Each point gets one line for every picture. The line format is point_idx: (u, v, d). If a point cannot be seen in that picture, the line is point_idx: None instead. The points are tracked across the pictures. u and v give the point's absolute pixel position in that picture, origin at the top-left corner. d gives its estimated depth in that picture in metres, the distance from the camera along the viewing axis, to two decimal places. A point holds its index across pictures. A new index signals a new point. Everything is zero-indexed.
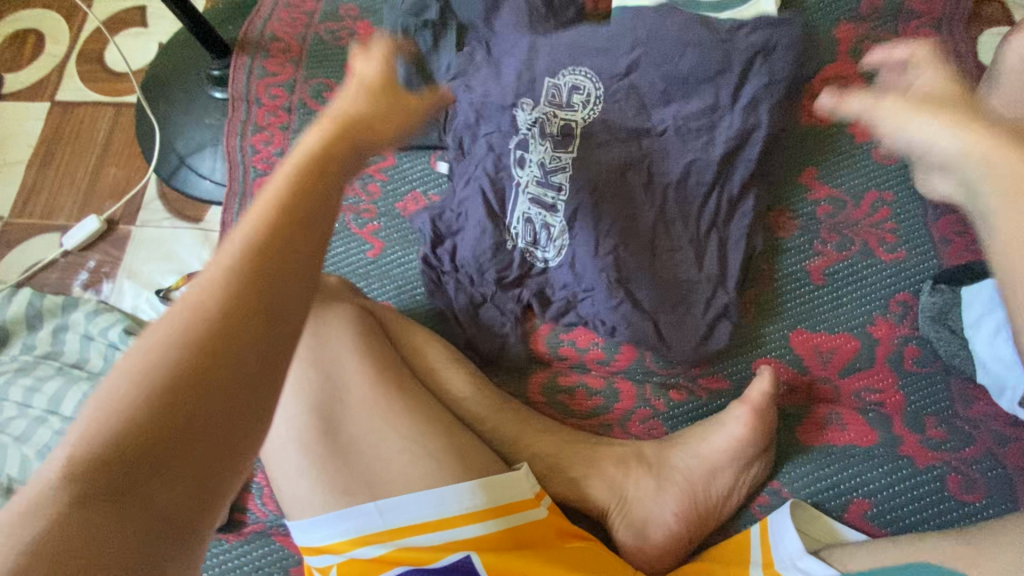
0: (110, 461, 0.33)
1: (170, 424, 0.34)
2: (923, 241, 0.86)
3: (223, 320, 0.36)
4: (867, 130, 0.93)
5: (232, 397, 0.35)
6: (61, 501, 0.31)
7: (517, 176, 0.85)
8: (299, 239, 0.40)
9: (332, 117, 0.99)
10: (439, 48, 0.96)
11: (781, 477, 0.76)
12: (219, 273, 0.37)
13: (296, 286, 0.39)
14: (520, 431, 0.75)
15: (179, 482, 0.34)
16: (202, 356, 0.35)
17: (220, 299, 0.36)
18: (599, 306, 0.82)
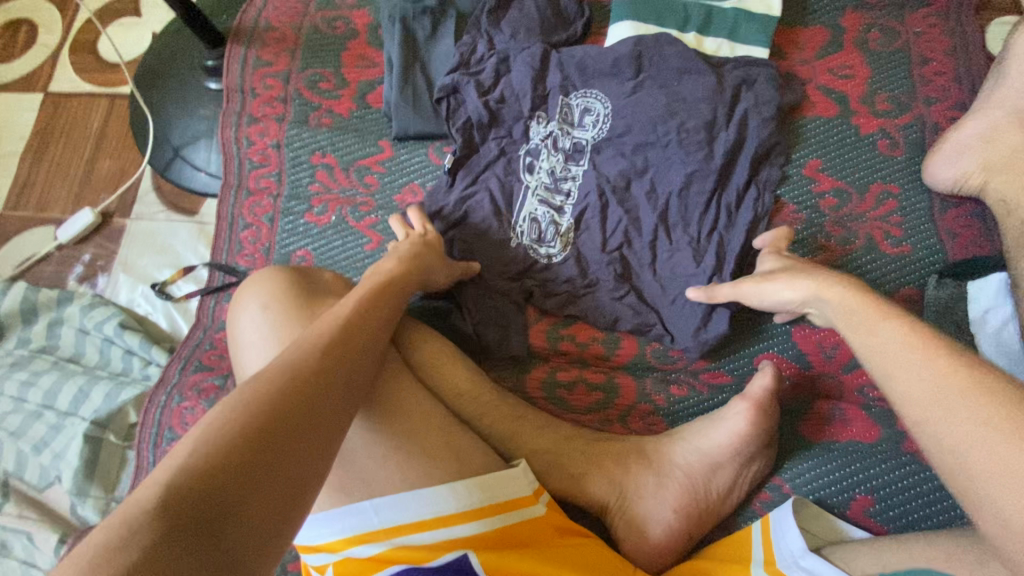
0: (196, 500, 0.39)
1: (251, 477, 0.41)
2: (929, 234, 0.85)
3: (294, 406, 0.46)
4: (873, 121, 0.91)
5: (299, 466, 0.44)
6: (152, 532, 0.36)
7: (527, 180, 0.88)
8: (348, 362, 0.53)
9: (329, 108, 0.98)
10: (437, 37, 0.94)
11: (783, 473, 0.75)
12: (288, 374, 0.49)
13: (343, 392, 0.51)
14: (518, 427, 0.74)
15: (250, 512, 0.41)
16: (278, 429, 0.44)
17: (292, 391, 0.47)
18: (604, 300, 0.83)
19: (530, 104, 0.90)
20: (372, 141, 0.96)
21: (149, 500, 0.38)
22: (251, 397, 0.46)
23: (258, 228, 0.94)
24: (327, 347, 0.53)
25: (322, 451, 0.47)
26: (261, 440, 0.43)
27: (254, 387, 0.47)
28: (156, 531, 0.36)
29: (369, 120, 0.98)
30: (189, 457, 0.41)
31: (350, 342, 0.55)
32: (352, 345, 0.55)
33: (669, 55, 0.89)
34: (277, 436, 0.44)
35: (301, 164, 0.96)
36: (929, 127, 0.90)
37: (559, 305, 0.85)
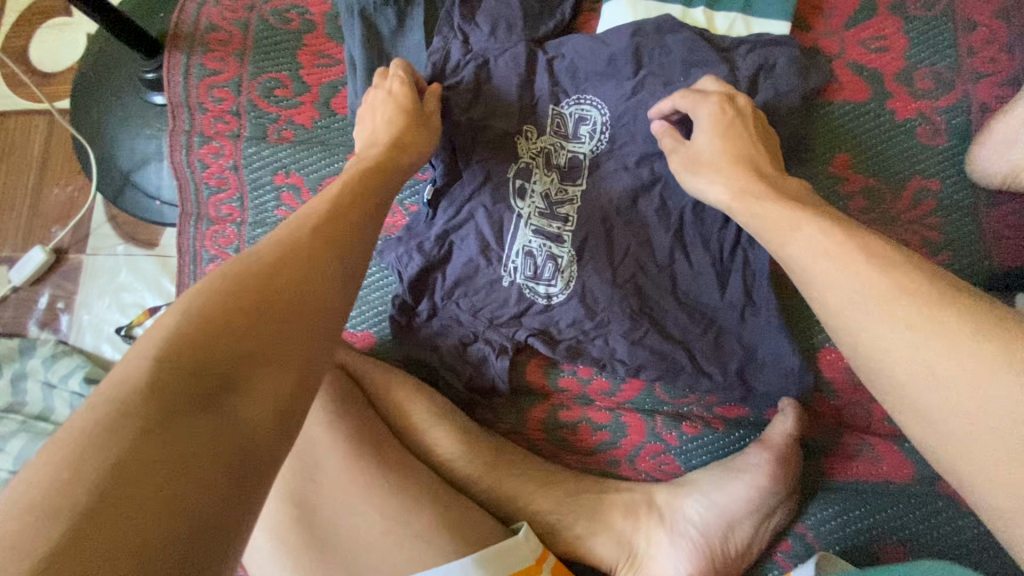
0: (186, 382, 0.39)
1: (244, 359, 0.42)
2: (972, 237, 0.75)
3: (273, 299, 0.45)
4: (911, 104, 0.79)
5: (295, 342, 0.45)
6: (147, 413, 0.37)
7: (517, 206, 0.79)
8: (332, 252, 0.51)
9: (288, 119, 0.87)
10: (406, 31, 0.82)
11: (806, 519, 0.69)
12: (260, 266, 0.47)
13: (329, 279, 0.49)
14: (519, 487, 0.69)
15: (250, 392, 0.41)
16: (257, 319, 0.44)
17: (267, 284, 0.46)
18: (617, 342, 0.76)
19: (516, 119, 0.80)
20: (340, 155, 0.86)
21: (137, 379, 0.38)
22: (223, 292, 0.44)
23: (223, 260, 0.86)
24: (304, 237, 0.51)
25: (315, 333, 0.46)
26: (240, 329, 0.43)
27: (223, 280, 0.45)
28: (145, 419, 0.36)
29: (336, 130, 0.87)
30: (173, 337, 0.40)
31: (329, 233, 0.52)
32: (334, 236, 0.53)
33: (672, 45, 0.78)
34: (257, 327, 0.43)
35: (263, 187, 0.86)
36: (975, 108, 0.78)
37: (570, 345, 0.78)
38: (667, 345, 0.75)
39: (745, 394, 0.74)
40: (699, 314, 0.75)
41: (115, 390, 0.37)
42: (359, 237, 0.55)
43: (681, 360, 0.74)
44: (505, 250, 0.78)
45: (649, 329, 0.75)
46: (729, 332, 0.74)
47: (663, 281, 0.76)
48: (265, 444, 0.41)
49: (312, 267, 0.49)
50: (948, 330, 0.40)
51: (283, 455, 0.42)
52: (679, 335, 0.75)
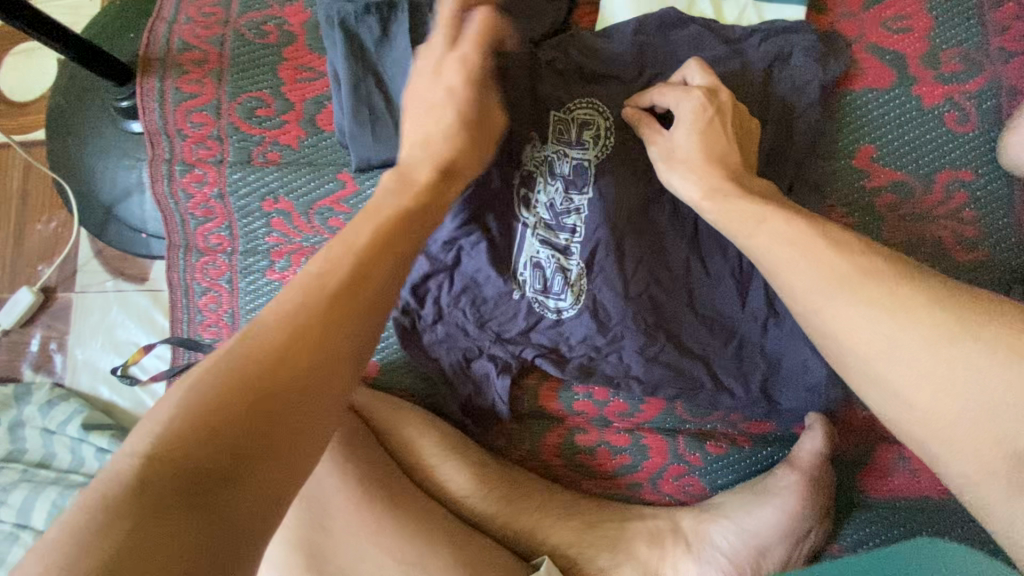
0: (173, 483, 0.36)
1: (241, 453, 0.38)
2: (1007, 231, 0.70)
3: (277, 384, 0.40)
4: (939, 88, 0.73)
5: (299, 432, 0.40)
6: (123, 525, 0.34)
7: (520, 216, 0.73)
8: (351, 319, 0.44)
9: (274, 140, 0.82)
10: (390, 39, 0.76)
11: (841, 539, 0.66)
12: (268, 339, 0.41)
13: (343, 354, 0.43)
14: (538, 521, 0.65)
15: (244, 492, 0.37)
16: (258, 405, 0.39)
17: (273, 363, 0.40)
18: (633, 359, 0.71)
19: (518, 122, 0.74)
20: (330, 175, 0.82)
21: (124, 476, 0.35)
22: (226, 373, 0.39)
23: (217, 292, 0.83)
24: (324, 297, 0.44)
25: (322, 417, 0.42)
26: (237, 422, 0.38)
27: (228, 356, 0.40)
28: (125, 528, 0.33)
29: (324, 149, 0.82)
30: (169, 426, 0.37)
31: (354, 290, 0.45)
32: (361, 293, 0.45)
33: (676, 42, 0.73)
34: (258, 420, 0.39)
35: (252, 213, 0.82)
36: (1006, 91, 0.73)
37: (580, 364, 0.73)
38: (686, 360, 0.70)
39: (769, 408, 0.70)
40: (718, 326, 0.70)
41: (100, 495, 0.35)
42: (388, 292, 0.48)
43: (700, 375, 0.70)
44: (513, 266, 0.73)
45: (666, 345, 0.70)
46: (751, 344, 0.69)
47: (679, 292, 0.70)
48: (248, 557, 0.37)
49: (327, 340, 0.43)
50: (916, 316, 0.46)
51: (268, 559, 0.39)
52: (698, 349, 0.70)
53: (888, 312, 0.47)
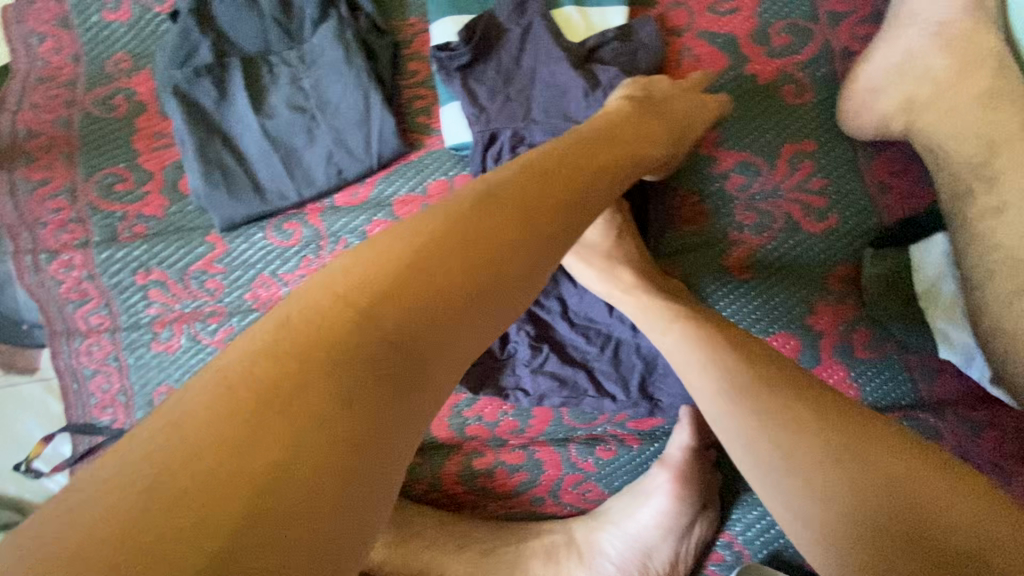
0: (339, 352, 0.35)
1: (406, 338, 0.37)
2: (856, 194, 0.70)
3: (443, 289, 0.38)
4: (771, 64, 0.74)
5: (459, 334, 0.39)
6: (285, 371, 0.34)
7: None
8: (521, 234, 0.41)
9: (138, 213, 0.81)
10: (229, 99, 0.77)
11: (733, 527, 0.66)
12: (429, 235, 0.40)
13: (509, 266, 0.41)
14: (432, 557, 0.66)
15: (393, 382, 0.36)
16: (433, 290, 0.38)
17: (445, 267, 0.39)
18: (522, 372, 0.70)
19: (380, 158, 0.77)
20: (198, 239, 0.81)
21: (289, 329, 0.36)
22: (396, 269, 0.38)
23: (106, 372, 0.82)
24: (493, 203, 0.42)
25: (484, 321, 0.40)
26: (399, 321, 0.37)
27: (384, 247, 0.39)
28: (276, 378, 0.34)
29: (189, 213, 0.81)
30: (345, 292, 0.37)
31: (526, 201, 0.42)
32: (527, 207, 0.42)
33: (506, 59, 0.74)
34: (413, 325, 0.37)
35: (127, 288, 0.81)
36: (837, 55, 0.73)
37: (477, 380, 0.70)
38: (568, 368, 0.70)
39: (651, 407, 0.70)
40: (593, 331, 0.71)
41: (272, 336, 0.35)
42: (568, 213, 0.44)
43: (582, 383, 0.69)
44: None
45: (550, 354, 0.69)
46: (626, 346, 0.70)
47: (552, 302, 0.71)
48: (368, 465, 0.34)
49: (490, 251, 0.40)
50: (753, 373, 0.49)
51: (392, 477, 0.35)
52: (579, 357, 0.70)
53: (720, 368, 0.51)
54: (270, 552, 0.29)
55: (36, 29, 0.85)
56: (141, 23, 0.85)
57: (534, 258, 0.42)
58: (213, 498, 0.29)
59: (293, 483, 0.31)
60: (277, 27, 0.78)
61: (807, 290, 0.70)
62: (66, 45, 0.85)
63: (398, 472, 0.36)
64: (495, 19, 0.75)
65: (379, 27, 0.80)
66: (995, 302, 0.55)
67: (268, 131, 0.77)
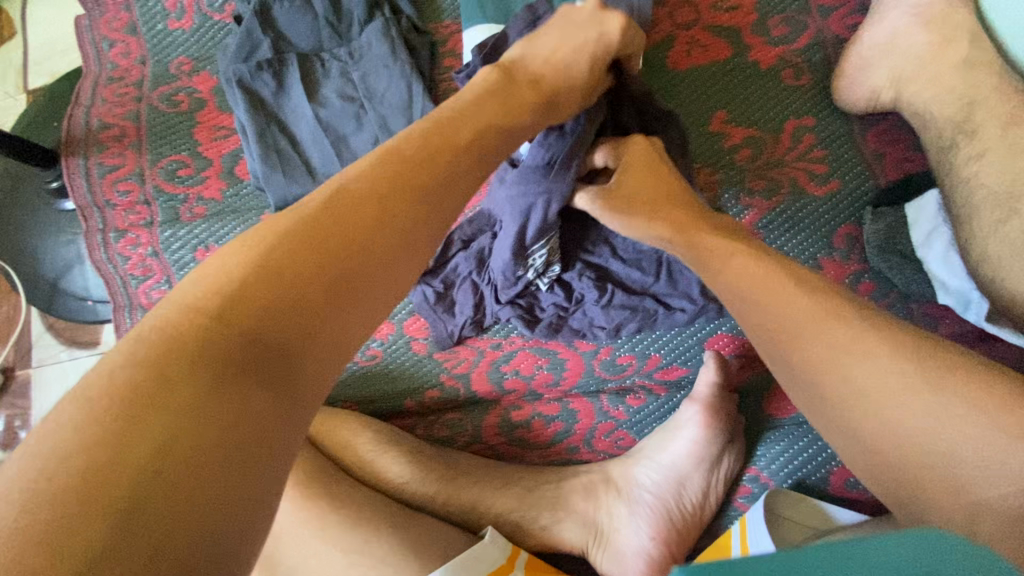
0: (204, 349, 0.40)
1: (264, 332, 0.42)
2: (854, 160, 0.78)
3: (299, 288, 0.44)
4: (771, 51, 0.83)
5: (325, 320, 0.45)
6: (147, 373, 0.37)
7: (527, 250, 0.71)
8: (377, 233, 0.49)
9: (199, 196, 0.89)
10: (285, 90, 0.85)
11: (758, 461, 0.71)
12: (287, 244, 0.45)
13: (365, 263, 0.48)
14: (478, 494, 0.71)
15: (259, 371, 0.41)
16: (290, 287, 0.44)
17: (308, 260, 0.45)
18: (593, 311, 0.76)
19: None
20: (254, 219, 0.88)
21: (150, 337, 0.40)
22: (259, 278, 0.43)
23: None
24: (348, 210, 0.48)
25: (348, 308, 0.46)
26: (264, 318, 0.42)
27: (240, 253, 0.45)
28: (144, 380, 0.37)
29: (245, 195, 0.89)
30: (212, 292, 0.42)
31: (377, 208, 0.49)
32: (384, 212, 0.49)
33: None
34: (274, 319, 0.43)
35: (186, 264, 0.88)
36: (831, 42, 0.82)
37: (547, 326, 0.78)
38: (634, 298, 0.75)
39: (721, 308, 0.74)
40: (646, 261, 0.75)
41: (134, 347, 0.39)
42: (428, 213, 0.52)
43: (649, 308, 0.74)
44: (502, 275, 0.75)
45: (615, 290, 0.75)
46: (677, 265, 0.74)
47: (602, 248, 0.76)
48: (246, 448, 0.38)
49: (347, 248, 0.47)
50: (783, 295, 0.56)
51: (278, 455, 0.40)
52: (638, 287, 0.75)
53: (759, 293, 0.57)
54: (172, 524, 0.33)
55: (108, 36, 0.95)
56: (201, 28, 0.94)
57: (392, 248, 0.50)
58: (111, 468, 0.33)
59: (172, 465, 0.35)
60: (329, 28, 0.87)
61: (846, 217, 0.77)
62: (134, 49, 0.94)
63: (287, 448, 0.40)
64: (505, 32, 0.78)
65: (418, 27, 0.89)
66: (983, 230, 0.64)
67: (321, 119, 0.85)
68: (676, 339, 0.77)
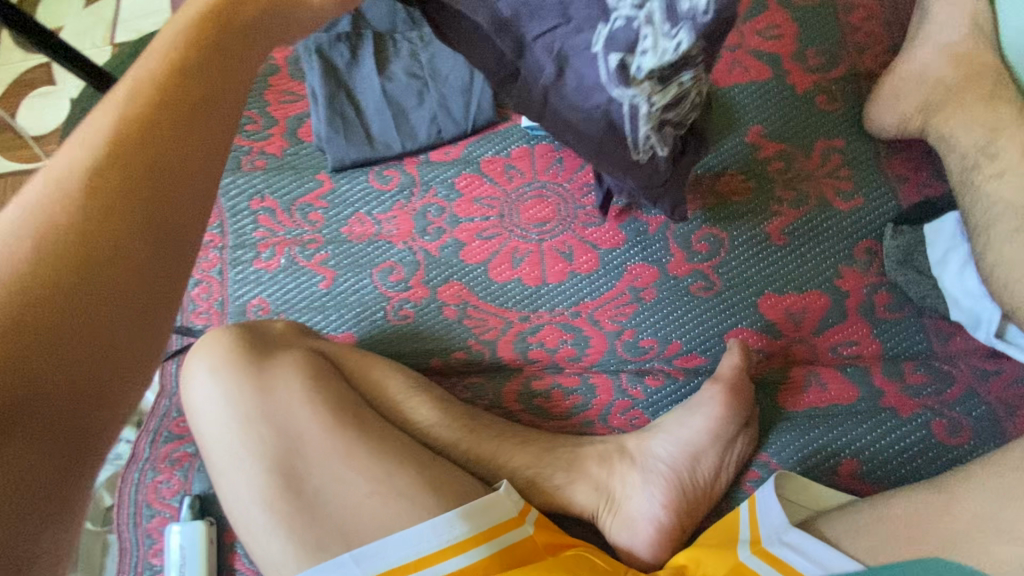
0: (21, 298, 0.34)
1: (92, 273, 0.36)
2: (879, 182, 0.84)
3: (134, 225, 0.38)
4: (808, 78, 0.90)
5: (163, 257, 0.39)
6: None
7: (635, 157, 0.61)
8: (155, 197, 0.39)
9: (262, 151, 0.97)
10: (357, 61, 0.93)
11: (768, 449, 0.74)
12: (41, 249, 0.35)
13: (182, 190, 0.41)
14: (497, 447, 0.73)
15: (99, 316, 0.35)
16: (117, 219, 0.38)
17: (136, 185, 0.39)
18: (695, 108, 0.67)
19: (474, 124, 0.93)
20: (310, 177, 0.95)
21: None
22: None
23: (208, 283, 0.93)
24: (97, 190, 0.38)
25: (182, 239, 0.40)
26: (101, 258, 0.36)
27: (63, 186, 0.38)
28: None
29: (304, 155, 0.96)
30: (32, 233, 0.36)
31: (141, 170, 0.39)
32: (159, 167, 0.40)
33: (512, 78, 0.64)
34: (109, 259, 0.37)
35: (242, 212, 0.95)
36: (863, 75, 0.89)
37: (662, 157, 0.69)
38: None
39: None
40: None
41: None
42: (216, 115, 0.44)
43: None
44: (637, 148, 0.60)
45: None
46: None
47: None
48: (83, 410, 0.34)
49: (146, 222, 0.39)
50: None
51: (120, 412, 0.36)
52: None
53: None
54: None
55: None
56: None
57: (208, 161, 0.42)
58: None
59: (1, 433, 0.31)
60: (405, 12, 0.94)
61: (864, 232, 0.82)
62: None
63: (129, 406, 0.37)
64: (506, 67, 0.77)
65: None
66: (997, 240, 0.70)
67: (387, 92, 0.92)
68: (697, 329, 0.82)
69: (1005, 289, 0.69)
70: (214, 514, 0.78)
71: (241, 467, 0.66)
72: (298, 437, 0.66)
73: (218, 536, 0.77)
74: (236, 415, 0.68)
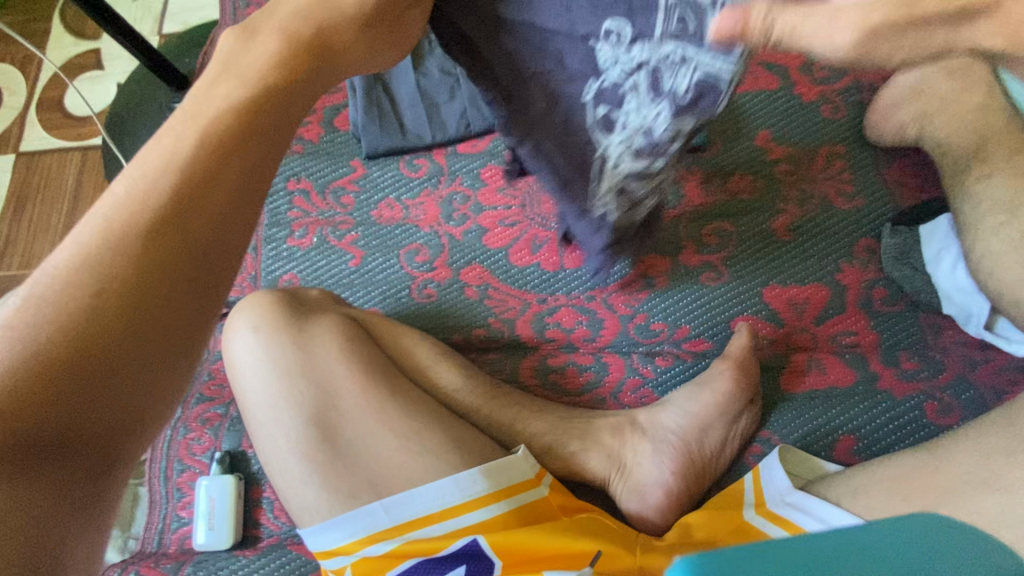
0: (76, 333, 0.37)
1: (137, 315, 0.38)
2: (878, 186, 0.90)
3: (173, 267, 0.40)
4: (814, 88, 0.96)
5: (195, 301, 0.41)
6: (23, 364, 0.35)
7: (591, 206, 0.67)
8: (196, 238, 0.41)
9: (300, 137, 1.03)
10: None
11: (771, 426, 0.79)
12: (106, 283, 0.38)
13: (223, 234, 0.43)
14: (516, 415, 0.78)
15: (140, 357, 0.38)
16: (163, 265, 0.40)
17: (180, 230, 0.41)
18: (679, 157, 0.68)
19: None
20: (344, 162, 1.01)
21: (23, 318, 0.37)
22: (30, 348, 0.36)
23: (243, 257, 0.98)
24: (145, 233, 0.40)
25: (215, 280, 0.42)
26: (145, 303, 0.39)
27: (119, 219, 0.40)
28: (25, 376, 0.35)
29: (339, 142, 1.03)
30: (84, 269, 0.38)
31: (182, 212, 0.41)
32: (202, 207, 0.42)
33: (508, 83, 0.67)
34: (159, 303, 0.39)
35: (278, 192, 1.00)
36: (866, 87, 0.96)
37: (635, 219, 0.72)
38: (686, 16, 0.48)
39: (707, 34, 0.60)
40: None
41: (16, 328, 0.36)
42: (259, 153, 0.45)
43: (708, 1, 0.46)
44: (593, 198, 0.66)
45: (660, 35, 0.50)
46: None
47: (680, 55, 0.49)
48: (103, 447, 0.37)
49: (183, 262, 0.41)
50: None
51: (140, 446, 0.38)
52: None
53: None
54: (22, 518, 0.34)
55: None
56: None
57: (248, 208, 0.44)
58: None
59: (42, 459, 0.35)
60: None
61: (863, 230, 0.88)
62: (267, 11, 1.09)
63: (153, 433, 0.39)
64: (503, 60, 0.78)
65: None
66: (984, 231, 0.75)
67: (421, 86, 0.99)
68: (705, 315, 0.87)
69: (990, 276, 0.74)
70: (242, 471, 0.82)
71: (279, 420, 0.71)
72: (332, 393, 0.71)
73: (245, 493, 0.81)
74: (275, 372, 0.73)
